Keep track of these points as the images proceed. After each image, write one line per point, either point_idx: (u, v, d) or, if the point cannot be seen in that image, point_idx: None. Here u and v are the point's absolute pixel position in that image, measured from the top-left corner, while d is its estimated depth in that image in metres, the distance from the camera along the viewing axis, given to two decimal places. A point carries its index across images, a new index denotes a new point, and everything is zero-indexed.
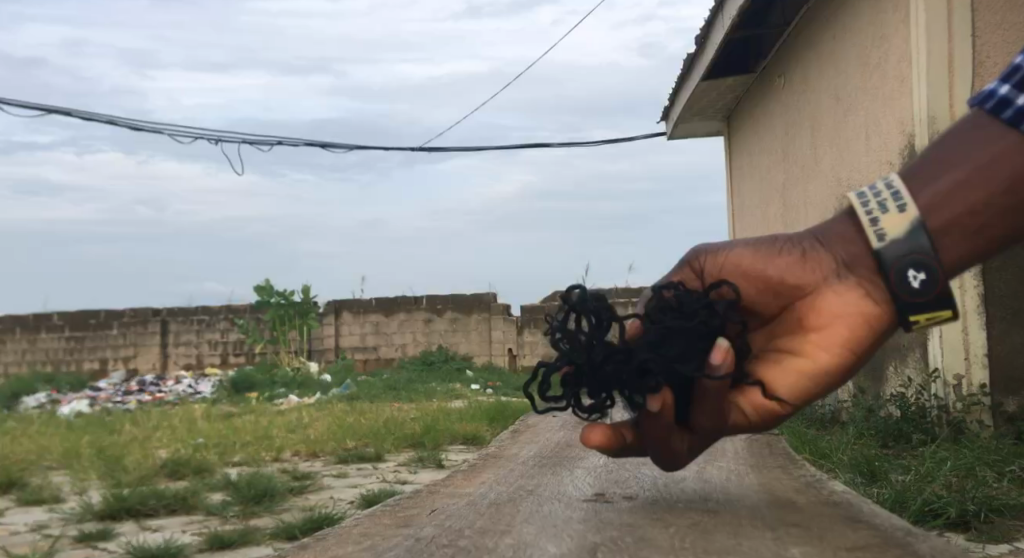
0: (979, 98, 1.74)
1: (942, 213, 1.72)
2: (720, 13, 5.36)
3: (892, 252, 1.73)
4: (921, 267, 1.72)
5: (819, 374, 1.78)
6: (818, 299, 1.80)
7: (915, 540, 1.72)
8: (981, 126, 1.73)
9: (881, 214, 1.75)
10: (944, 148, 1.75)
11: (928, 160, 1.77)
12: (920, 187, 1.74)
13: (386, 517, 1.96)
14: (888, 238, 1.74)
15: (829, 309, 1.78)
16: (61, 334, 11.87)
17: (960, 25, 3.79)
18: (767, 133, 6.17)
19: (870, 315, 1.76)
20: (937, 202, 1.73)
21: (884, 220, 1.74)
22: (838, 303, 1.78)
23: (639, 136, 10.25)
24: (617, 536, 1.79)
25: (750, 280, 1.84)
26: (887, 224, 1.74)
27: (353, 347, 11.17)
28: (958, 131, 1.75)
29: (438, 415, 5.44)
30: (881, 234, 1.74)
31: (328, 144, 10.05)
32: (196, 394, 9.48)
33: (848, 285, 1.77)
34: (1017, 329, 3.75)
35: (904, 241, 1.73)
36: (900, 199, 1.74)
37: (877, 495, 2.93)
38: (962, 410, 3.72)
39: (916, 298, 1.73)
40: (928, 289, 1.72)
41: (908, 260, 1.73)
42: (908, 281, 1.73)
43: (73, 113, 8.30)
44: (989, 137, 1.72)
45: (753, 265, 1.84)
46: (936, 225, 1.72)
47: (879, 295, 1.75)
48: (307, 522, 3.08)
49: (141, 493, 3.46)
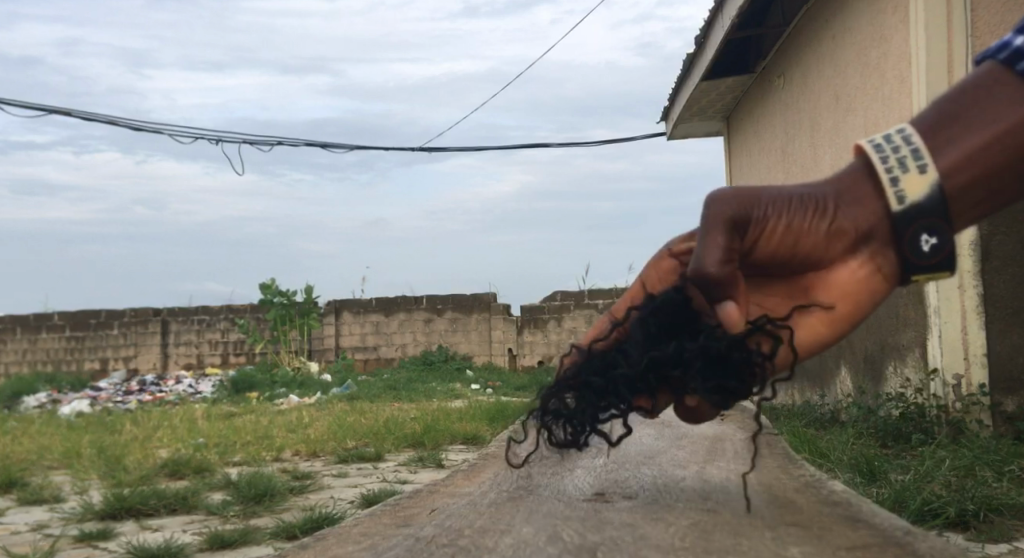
0: (992, 49, 1.62)
1: (959, 177, 1.58)
2: (720, 14, 5.36)
3: (910, 214, 1.57)
4: (934, 232, 1.57)
5: (810, 344, 1.64)
6: (830, 273, 1.62)
7: (915, 539, 1.72)
8: (1002, 81, 1.60)
9: (901, 173, 1.58)
10: (962, 100, 1.61)
11: (943, 112, 1.61)
12: (939, 146, 1.59)
13: (386, 517, 1.96)
14: (908, 201, 1.57)
15: (845, 288, 1.61)
16: (62, 334, 11.90)
17: (959, 25, 3.79)
18: (767, 133, 6.16)
19: (877, 292, 1.61)
20: (959, 163, 1.58)
21: (904, 181, 1.58)
22: (851, 281, 1.61)
23: (639, 136, 10.24)
24: (617, 536, 1.79)
25: (769, 239, 1.61)
26: (908, 186, 1.57)
27: (353, 347, 11.20)
28: (976, 84, 1.61)
29: (436, 415, 5.44)
30: (901, 196, 1.58)
31: (329, 144, 10.11)
32: (197, 394, 9.48)
33: (854, 261, 1.61)
34: (1016, 330, 3.75)
35: (922, 206, 1.57)
36: (921, 158, 1.58)
37: (877, 494, 2.94)
38: (961, 411, 3.74)
39: (924, 263, 1.58)
40: (938, 255, 1.57)
41: (921, 224, 1.57)
42: (920, 245, 1.57)
43: (73, 113, 8.26)
44: (1012, 96, 1.59)
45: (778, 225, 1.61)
46: (952, 189, 1.57)
47: (888, 271, 1.60)
48: (307, 522, 3.09)
49: (142, 493, 3.46)
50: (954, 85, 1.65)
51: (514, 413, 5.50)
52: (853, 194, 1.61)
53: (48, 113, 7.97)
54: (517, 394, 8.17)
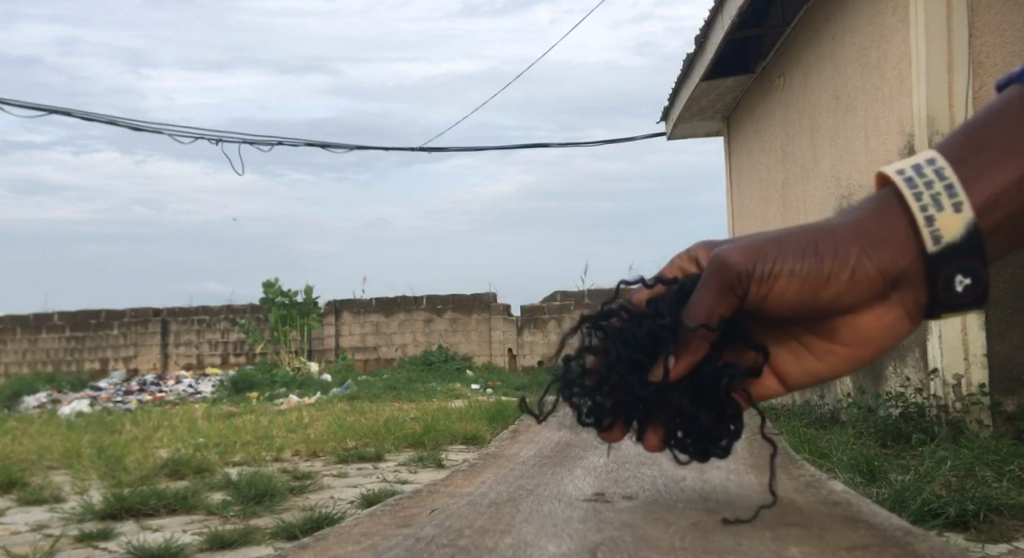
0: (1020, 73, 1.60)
1: (994, 213, 1.57)
2: (720, 14, 5.35)
3: (945, 256, 1.57)
4: (969, 272, 1.57)
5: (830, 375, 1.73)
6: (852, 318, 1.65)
7: (915, 539, 1.73)
8: None
9: (936, 212, 1.57)
10: (995, 128, 1.59)
11: (974, 141, 1.59)
12: (972, 179, 1.57)
13: (386, 517, 1.97)
14: (944, 241, 1.57)
15: (865, 332, 1.65)
16: (62, 334, 11.89)
17: (959, 25, 3.80)
18: (767, 134, 6.15)
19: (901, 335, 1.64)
20: (992, 199, 1.57)
21: (939, 220, 1.57)
22: (874, 325, 1.64)
23: (640, 137, 10.19)
24: (617, 536, 1.79)
25: (789, 293, 1.62)
26: (944, 225, 1.57)
27: (353, 347, 11.19)
28: (1008, 109, 1.60)
29: (436, 415, 5.44)
30: (937, 236, 1.57)
31: (329, 144, 10.05)
32: (196, 394, 9.48)
33: (885, 304, 1.63)
34: (1016, 330, 3.76)
35: (958, 246, 1.57)
36: (955, 196, 1.57)
37: (877, 494, 2.94)
38: (962, 411, 3.73)
39: (959, 303, 1.58)
40: (973, 296, 1.57)
41: (956, 265, 1.57)
42: (953, 286, 1.58)
43: (74, 113, 8.23)
44: None
45: (797, 279, 1.62)
46: (988, 226, 1.57)
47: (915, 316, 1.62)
48: (307, 522, 3.09)
49: (141, 493, 3.46)
50: (981, 106, 1.63)
51: (514, 413, 5.50)
52: (868, 244, 1.60)
53: (49, 112, 7.99)
54: (517, 394, 8.18)
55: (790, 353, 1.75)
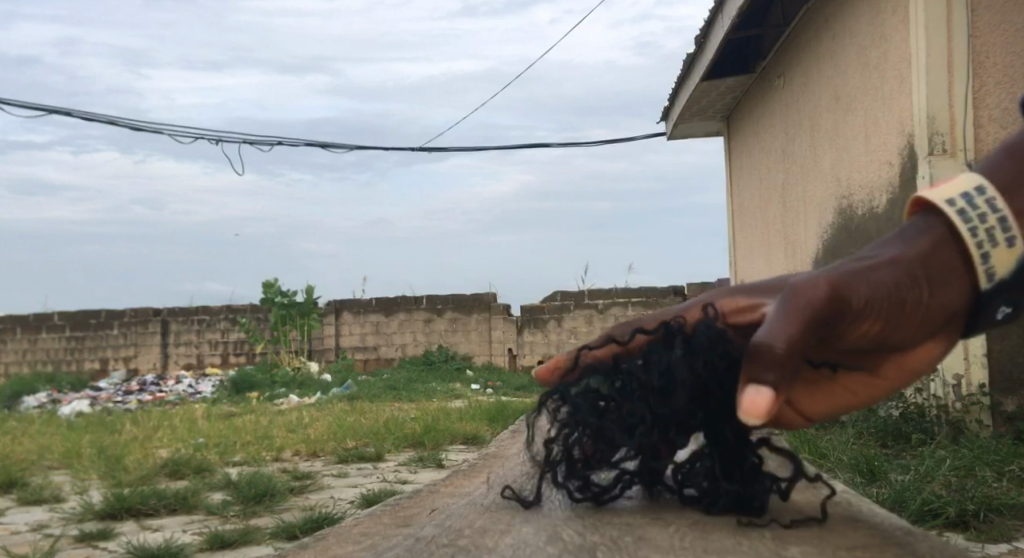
0: None
1: None
2: (720, 14, 5.35)
3: (994, 291, 1.45)
4: (1015, 305, 1.45)
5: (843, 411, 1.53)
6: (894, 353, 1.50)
7: (915, 539, 1.73)
8: None
9: (991, 246, 1.44)
10: None
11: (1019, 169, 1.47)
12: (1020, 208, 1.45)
13: (386, 517, 1.98)
14: (996, 277, 1.44)
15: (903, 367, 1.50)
16: (61, 334, 11.89)
17: (960, 25, 3.80)
18: (767, 133, 6.15)
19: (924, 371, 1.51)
20: None
21: (992, 254, 1.44)
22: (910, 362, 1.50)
23: (639, 137, 10.19)
24: (617, 536, 1.79)
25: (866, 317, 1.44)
26: (997, 260, 1.44)
27: (353, 347, 11.18)
28: None
29: (436, 415, 5.44)
30: (990, 271, 1.44)
31: (329, 144, 10.05)
32: (196, 394, 9.48)
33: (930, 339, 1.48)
34: (1016, 330, 3.77)
35: (1008, 282, 1.45)
36: (1009, 228, 1.44)
37: (877, 494, 2.94)
38: (961, 411, 3.73)
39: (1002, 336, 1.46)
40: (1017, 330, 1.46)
41: (1005, 296, 1.45)
42: (997, 317, 1.46)
43: (74, 113, 8.23)
44: None
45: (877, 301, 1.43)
46: None
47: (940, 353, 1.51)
48: (307, 522, 3.09)
49: (141, 493, 3.46)
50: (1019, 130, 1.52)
51: (514, 414, 5.50)
52: (926, 282, 1.45)
53: (49, 112, 7.99)
54: (517, 394, 8.18)
55: (816, 397, 1.52)
